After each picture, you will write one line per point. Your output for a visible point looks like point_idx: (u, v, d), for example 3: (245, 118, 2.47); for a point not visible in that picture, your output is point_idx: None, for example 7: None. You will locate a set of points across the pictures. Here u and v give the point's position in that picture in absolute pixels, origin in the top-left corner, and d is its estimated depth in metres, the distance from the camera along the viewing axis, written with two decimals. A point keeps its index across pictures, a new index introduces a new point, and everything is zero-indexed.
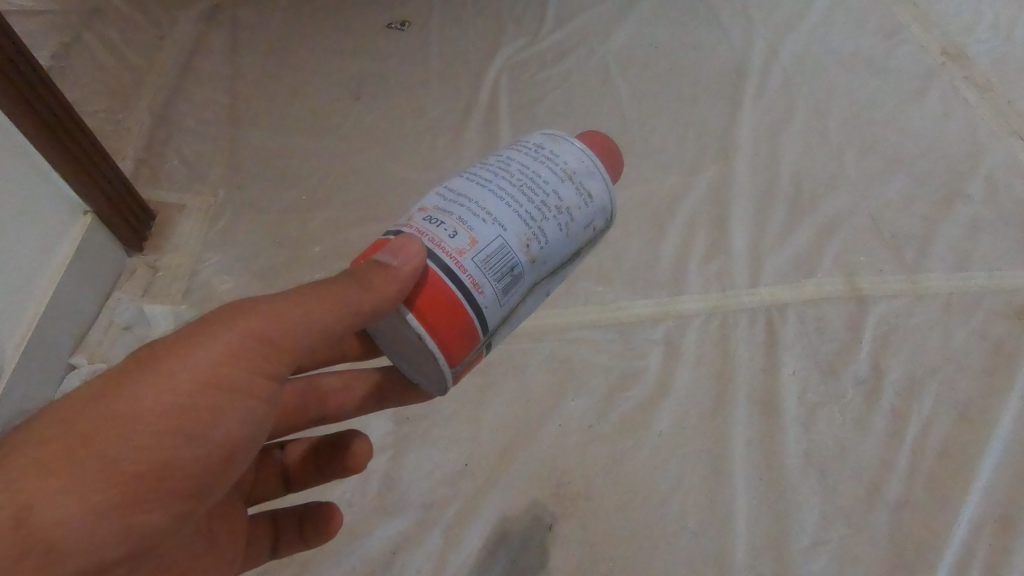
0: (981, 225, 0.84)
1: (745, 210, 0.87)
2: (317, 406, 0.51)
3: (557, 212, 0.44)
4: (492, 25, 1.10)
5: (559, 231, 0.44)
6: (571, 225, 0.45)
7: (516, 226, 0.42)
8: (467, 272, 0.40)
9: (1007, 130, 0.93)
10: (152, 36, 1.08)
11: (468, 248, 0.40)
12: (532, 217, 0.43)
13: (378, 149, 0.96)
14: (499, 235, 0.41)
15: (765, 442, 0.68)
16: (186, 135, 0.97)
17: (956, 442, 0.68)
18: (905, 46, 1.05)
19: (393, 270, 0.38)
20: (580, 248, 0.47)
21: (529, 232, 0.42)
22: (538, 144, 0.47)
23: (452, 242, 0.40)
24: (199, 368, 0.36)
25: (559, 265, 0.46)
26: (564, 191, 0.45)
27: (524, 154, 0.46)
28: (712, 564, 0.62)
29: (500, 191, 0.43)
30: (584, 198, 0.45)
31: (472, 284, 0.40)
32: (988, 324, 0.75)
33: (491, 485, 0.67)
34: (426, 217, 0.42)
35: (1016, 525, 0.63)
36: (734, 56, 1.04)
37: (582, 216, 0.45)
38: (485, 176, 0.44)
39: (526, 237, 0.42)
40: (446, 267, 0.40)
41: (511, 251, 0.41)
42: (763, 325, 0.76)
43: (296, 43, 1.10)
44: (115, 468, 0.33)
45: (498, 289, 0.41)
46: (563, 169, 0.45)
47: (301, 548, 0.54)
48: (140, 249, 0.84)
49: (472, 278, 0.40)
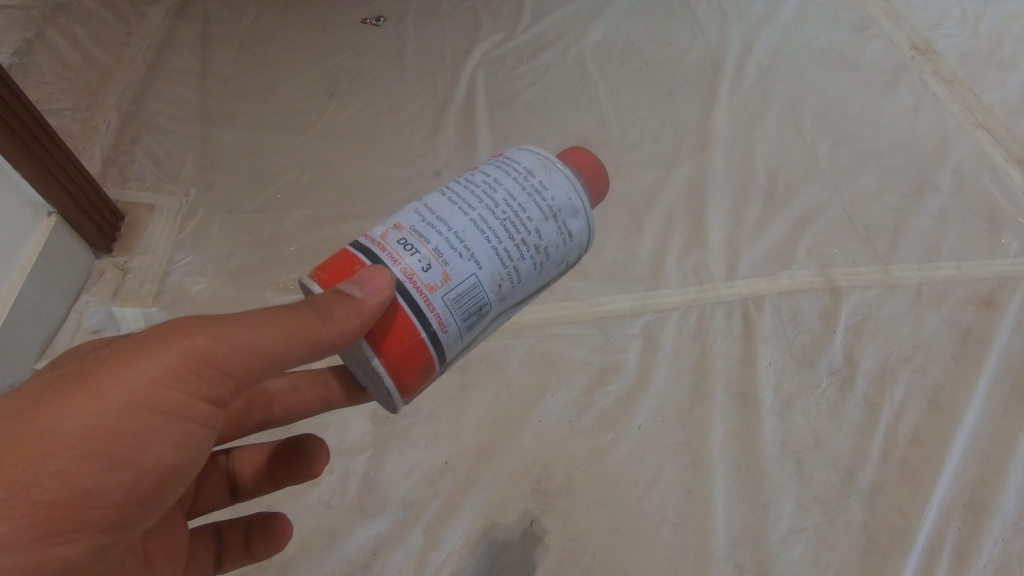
0: (950, 216, 0.86)
1: (721, 203, 0.88)
2: (262, 412, 0.50)
3: (534, 253, 0.44)
4: (468, 20, 1.10)
5: (533, 270, 0.44)
6: (546, 264, 0.45)
7: (491, 265, 0.42)
8: (435, 310, 0.40)
9: (974, 123, 0.96)
10: (120, 32, 1.06)
11: (440, 285, 0.40)
12: (509, 256, 0.42)
13: (354, 146, 0.95)
14: (473, 273, 0.41)
15: (742, 433, 0.69)
16: (155, 133, 0.95)
17: (927, 428, 0.69)
18: (876, 41, 1.07)
19: (358, 303, 0.37)
20: (549, 282, 0.47)
21: (503, 271, 0.42)
22: (529, 170, 0.46)
23: (425, 276, 0.40)
24: (131, 389, 0.33)
25: (526, 297, 0.46)
26: (546, 230, 0.44)
27: (513, 181, 0.45)
28: (691, 555, 0.63)
29: (481, 223, 0.42)
30: (564, 237, 0.45)
31: (438, 323, 0.40)
32: (957, 313, 0.77)
33: (472, 483, 0.67)
34: (400, 239, 0.41)
35: (983, 508, 0.65)
36: (709, 50, 1.05)
37: (558, 254, 0.45)
38: (468, 202, 0.43)
39: (499, 277, 0.42)
40: (414, 303, 0.39)
41: (482, 289, 0.41)
42: (740, 317, 0.77)
43: (269, 38, 1.08)
44: (27, 496, 0.31)
45: (463, 326, 0.41)
46: (549, 207, 0.45)
47: (248, 561, 0.53)
48: (108, 250, 0.82)
49: (439, 316, 0.40)
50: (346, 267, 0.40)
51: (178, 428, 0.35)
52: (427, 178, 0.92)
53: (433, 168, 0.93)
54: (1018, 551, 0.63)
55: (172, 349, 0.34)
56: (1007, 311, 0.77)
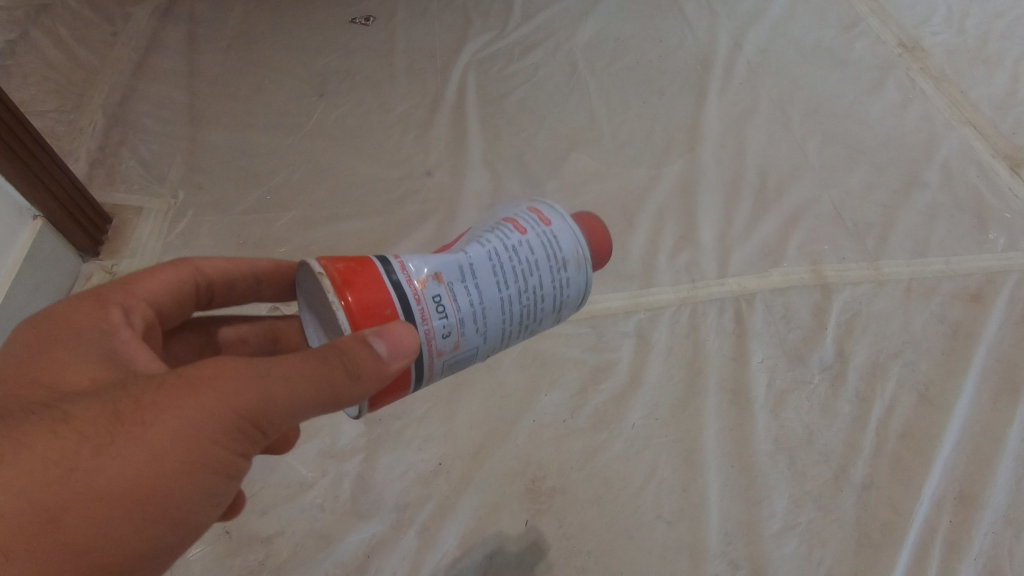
0: (938, 212, 0.87)
1: (712, 201, 0.88)
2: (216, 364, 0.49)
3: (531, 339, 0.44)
4: (458, 19, 1.09)
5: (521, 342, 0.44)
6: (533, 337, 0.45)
7: (494, 347, 0.41)
8: (433, 371, 0.39)
9: (961, 119, 0.96)
10: (105, 33, 1.05)
11: (447, 351, 0.39)
12: (512, 338, 0.42)
13: (344, 147, 0.94)
14: (478, 347, 0.40)
15: (736, 430, 0.70)
16: (142, 135, 0.94)
17: (918, 423, 0.70)
18: (864, 38, 1.07)
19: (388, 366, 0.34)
20: None
21: (500, 347, 0.42)
22: (571, 259, 0.42)
23: (440, 342, 0.38)
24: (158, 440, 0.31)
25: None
26: (551, 319, 0.43)
27: (552, 268, 0.41)
28: (686, 552, 0.63)
29: (507, 305, 0.40)
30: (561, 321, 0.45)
31: (428, 379, 0.40)
32: (946, 308, 0.78)
33: (466, 484, 0.66)
34: (435, 295, 0.38)
35: (974, 501, 0.65)
36: (699, 49, 1.06)
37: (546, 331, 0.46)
38: (506, 278, 0.40)
39: (495, 351, 0.42)
40: (419, 370, 0.39)
41: (478, 358, 0.41)
42: (732, 314, 0.78)
43: (257, 38, 1.07)
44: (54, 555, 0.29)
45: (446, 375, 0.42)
46: (563, 303, 0.43)
47: None
48: (95, 254, 0.81)
49: (432, 375, 0.40)
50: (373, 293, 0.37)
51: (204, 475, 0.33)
52: (418, 178, 0.91)
53: (425, 168, 0.92)
54: (1008, 543, 0.63)
55: (200, 398, 0.32)
56: (995, 306, 0.77)
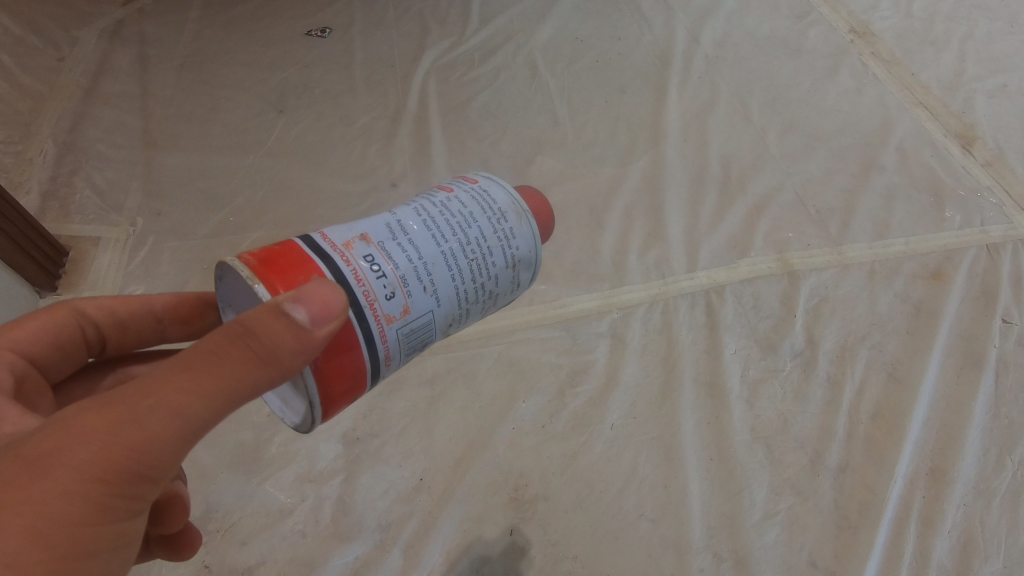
0: (896, 193, 0.89)
1: (677, 196, 0.89)
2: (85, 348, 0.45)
3: (487, 299, 0.43)
4: (416, 26, 1.08)
5: (481, 311, 0.43)
6: (493, 307, 0.44)
7: (448, 304, 0.40)
8: (388, 342, 0.37)
9: (914, 101, 0.99)
10: (51, 59, 1.02)
11: (398, 316, 0.37)
12: (465, 298, 0.41)
13: (305, 163, 0.93)
14: (432, 309, 0.39)
15: (713, 423, 0.70)
16: (96, 162, 0.92)
17: (888, 402, 0.72)
18: (817, 27, 1.09)
19: (321, 327, 0.32)
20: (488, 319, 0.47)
21: (457, 311, 0.41)
22: (502, 212, 0.43)
23: (386, 304, 0.37)
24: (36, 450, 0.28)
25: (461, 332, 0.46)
26: (505, 278, 0.43)
27: (486, 220, 0.42)
28: (670, 549, 0.64)
29: (451, 258, 0.40)
30: (515, 287, 0.45)
31: (386, 355, 0.38)
32: (909, 288, 0.80)
33: (447, 498, 0.66)
34: (367, 254, 0.37)
35: (945, 476, 0.67)
36: (657, 45, 1.06)
37: (503, 302, 0.45)
38: (442, 231, 0.40)
39: (453, 317, 0.41)
40: (375, 355, 0.37)
41: (434, 327, 0.40)
42: (703, 307, 0.78)
43: (211, 56, 1.04)
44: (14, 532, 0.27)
45: (407, 359, 0.40)
46: (513, 256, 0.43)
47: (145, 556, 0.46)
48: (53, 289, 0.80)
49: (388, 349, 0.38)
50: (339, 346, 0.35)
51: (121, 548, 0.31)
52: (385, 190, 0.90)
53: (389, 180, 0.91)
54: (979, 513, 0.65)
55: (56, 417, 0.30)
56: (955, 282, 0.80)
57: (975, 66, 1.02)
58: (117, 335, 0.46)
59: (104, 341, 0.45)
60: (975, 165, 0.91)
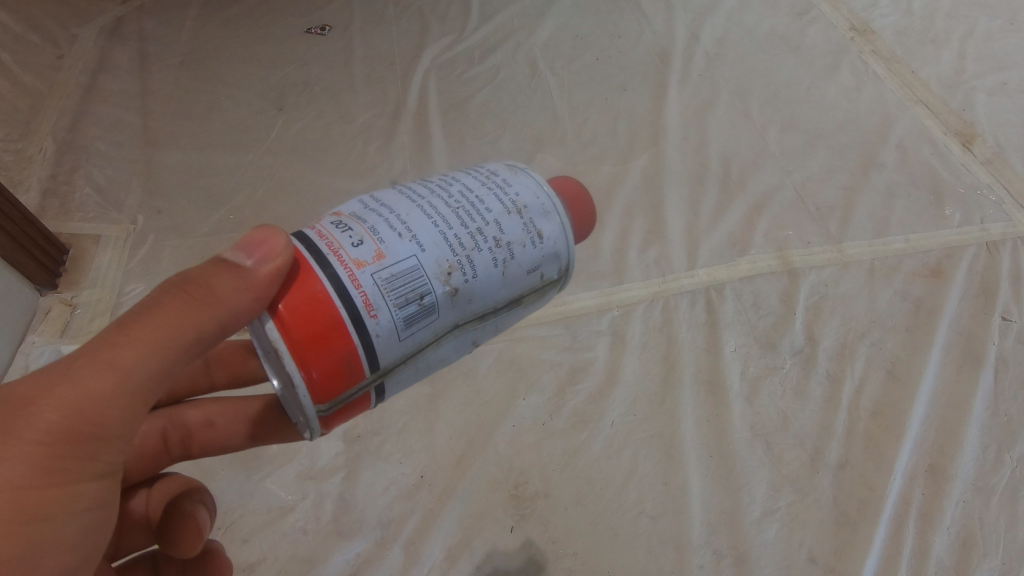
0: (896, 190, 0.89)
1: (678, 194, 0.89)
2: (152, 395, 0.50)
3: (495, 246, 0.37)
4: (415, 24, 1.08)
5: (493, 264, 0.37)
6: (511, 264, 0.38)
7: (435, 249, 0.35)
8: (361, 288, 0.33)
9: (914, 98, 0.99)
10: (50, 56, 1.02)
11: (370, 261, 0.34)
12: (460, 244, 0.36)
13: (304, 161, 0.93)
14: (414, 254, 0.34)
15: (712, 421, 0.71)
16: (95, 160, 0.92)
17: (888, 399, 0.72)
18: (817, 24, 1.09)
19: (252, 267, 0.33)
20: (521, 295, 0.39)
21: (453, 259, 0.35)
22: (493, 172, 0.41)
23: (353, 251, 0.34)
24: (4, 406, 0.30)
25: (492, 308, 0.38)
26: (510, 224, 0.38)
27: (472, 178, 0.40)
28: (670, 546, 0.64)
29: (430, 208, 0.37)
30: (532, 237, 0.38)
31: (364, 304, 0.33)
32: (908, 285, 0.80)
33: (448, 495, 0.66)
34: (335, 219, 0.36)
35: (945, 473, 0.67)
36: (657, 42, 1.06)
37: (525, 257, 0.38)
38: (419, 191, 0.38)
39: (448, 265, 0.35)
40: (350, 302, 0.33)
41: (425, 276, 0.35)
42: (703, 305, 0.79)
43: (210, 54, 1.04)
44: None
45: (399, 317, 0.34)
46: (512, 202, 0.38)
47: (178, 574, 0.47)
48: (53, 287, 0.80)
49: (366, 296, 0.33)
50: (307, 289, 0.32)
51: (78, 511, 0.33)
52: (385, 188, 0.90)
53: (389, 178, 0.91)
54: (978, 510, 0.65)
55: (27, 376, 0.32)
56: (954, 279, 0.80)
57: (975, 63, 1.02)
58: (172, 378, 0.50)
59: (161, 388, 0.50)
60: (975, 163, 0.91)
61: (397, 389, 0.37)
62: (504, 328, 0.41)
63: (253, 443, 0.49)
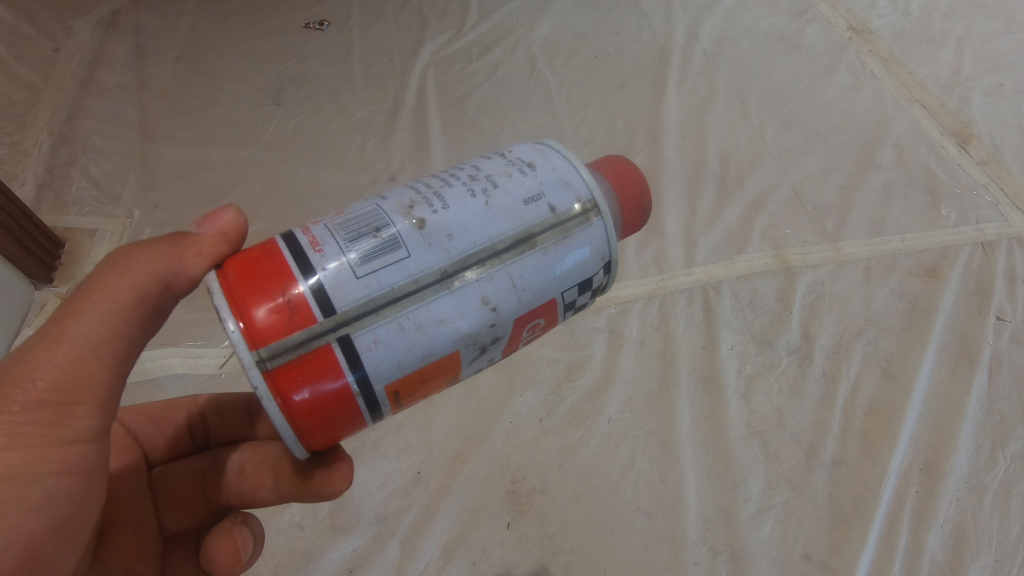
0: (893, 190, 0.89)
1: (676, 192, 0.89)
2: (201, 433, 0.52)
3: (471, 181, 0.36)
4: (414, 20, 1.08)
5: (469, 195, 0.35)
6: (494, 194, 0.36)
7: (399, 196, 0.36)
8: (310, 232, 0.34)
9: (910, 98, 0.99)
10: (45, 49, 1.01)
11: (327, 216, 0.35)
12: (427, 186, 0.36)
13: (302, 156, 0.93)
14: (374, 203, 0.35)
15: (709, 418, 0.71)
16: (92, 153, 0.91)
17: (884, 398, 0.72)
18: (815, 24, 1.09)
19: (195, 233, 0.38)
20: (524, 230, 0.36)
21: (417, 196, 0.35)
22: None
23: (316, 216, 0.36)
24: None
25: (487, 245, 0.35)
26: (489, 164, 0.38)
27: None
28: (666, 541, 0.64)
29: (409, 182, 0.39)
30: (519, 168, 0.37)
31: (310, 243, 0.33)
32: (904, 285, 0.80)
33: (446, 490, 0.67)
34: None
35: (939, 471, 0.68)
36: (655, 40, 1.06)
37: (513, 186, 0.36)
38: None
39: (412, 201, 0.35)
40: (296, 245, 0.33)
41: (383, 213, 0.35)
42: (700, 303, 0.79)
43: (208, 48, 1.04)
44: None
45: (354, 250, 0.33)
46: (494, 152, 0.39)
47: None
48: (49, 281, 0.79)
49: (313, 237, 0.33)
50: (254, 244, 0.34)
51: (42, 477, 0.33)
52: (383, 183, 0.90)
53: (388, 173, 0.91)
54: (972, 508, 0.66)
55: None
56: (950, 279, 0.80)
57: (972, 64, 1.03)
58: (217, 423, 0.52)
59: (208, 431, 0.52)
60: (971, 164, 0.92)
61: (383, 350, 0.33)
62: (525, 283, 0.36)
63: (280, 499, 0.46)
